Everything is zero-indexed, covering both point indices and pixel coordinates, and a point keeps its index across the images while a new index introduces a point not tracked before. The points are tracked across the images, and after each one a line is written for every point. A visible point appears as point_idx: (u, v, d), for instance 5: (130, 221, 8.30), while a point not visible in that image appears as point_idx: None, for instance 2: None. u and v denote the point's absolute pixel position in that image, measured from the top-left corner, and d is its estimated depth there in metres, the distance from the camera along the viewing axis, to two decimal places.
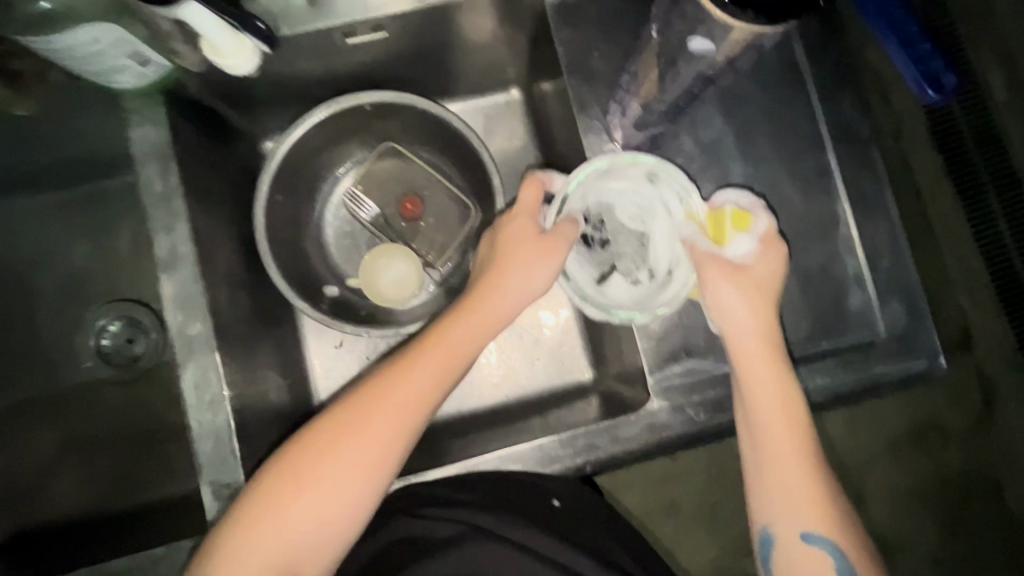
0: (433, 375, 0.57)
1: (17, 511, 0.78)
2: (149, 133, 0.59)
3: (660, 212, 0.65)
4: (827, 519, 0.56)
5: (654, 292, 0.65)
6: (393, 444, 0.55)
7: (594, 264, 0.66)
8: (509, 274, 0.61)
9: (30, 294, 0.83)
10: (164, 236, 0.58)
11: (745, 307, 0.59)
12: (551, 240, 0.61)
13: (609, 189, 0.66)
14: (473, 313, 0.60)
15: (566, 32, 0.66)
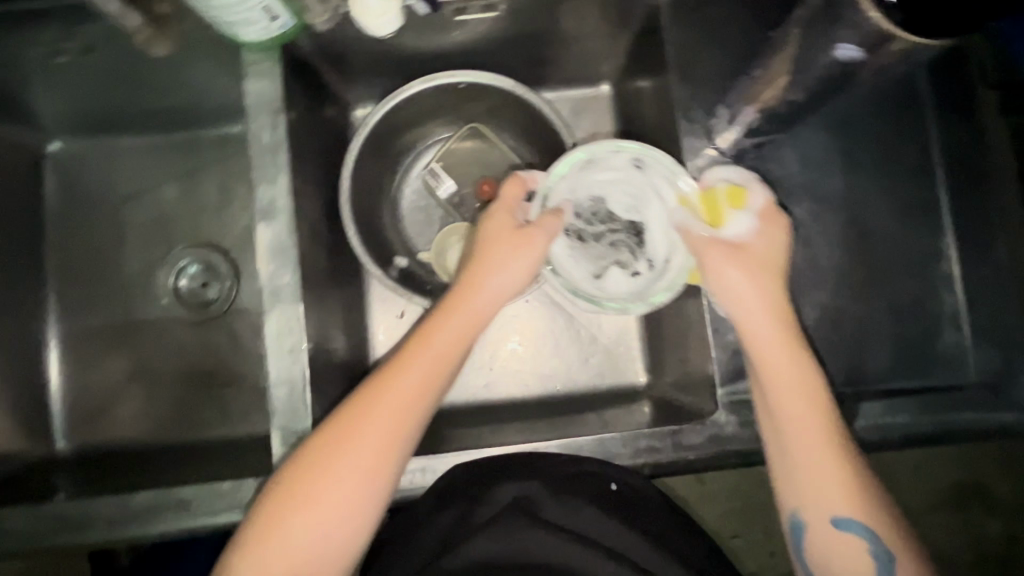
0: (428, 363, 0.59)
1: (87, 430, 0.83)
2: (265, 86, 0.60)
3: (649, 197, 0.65)
4: (860, 504, 0.55)
5: (657, 279, 0.65)
6: (401, 432, 0.57)
7: (593, 259, 0.66)
8: (493, 273, 0.61)
9: (121, 228, 0.87)
10: (266, 186, 0.60)
11: (751, 290, 0.58)
12: (528, 233, 0.62)
13: (597, 182, 0.66)
14: (457, 307, 0.61)
15: (682, 28, 0.63)
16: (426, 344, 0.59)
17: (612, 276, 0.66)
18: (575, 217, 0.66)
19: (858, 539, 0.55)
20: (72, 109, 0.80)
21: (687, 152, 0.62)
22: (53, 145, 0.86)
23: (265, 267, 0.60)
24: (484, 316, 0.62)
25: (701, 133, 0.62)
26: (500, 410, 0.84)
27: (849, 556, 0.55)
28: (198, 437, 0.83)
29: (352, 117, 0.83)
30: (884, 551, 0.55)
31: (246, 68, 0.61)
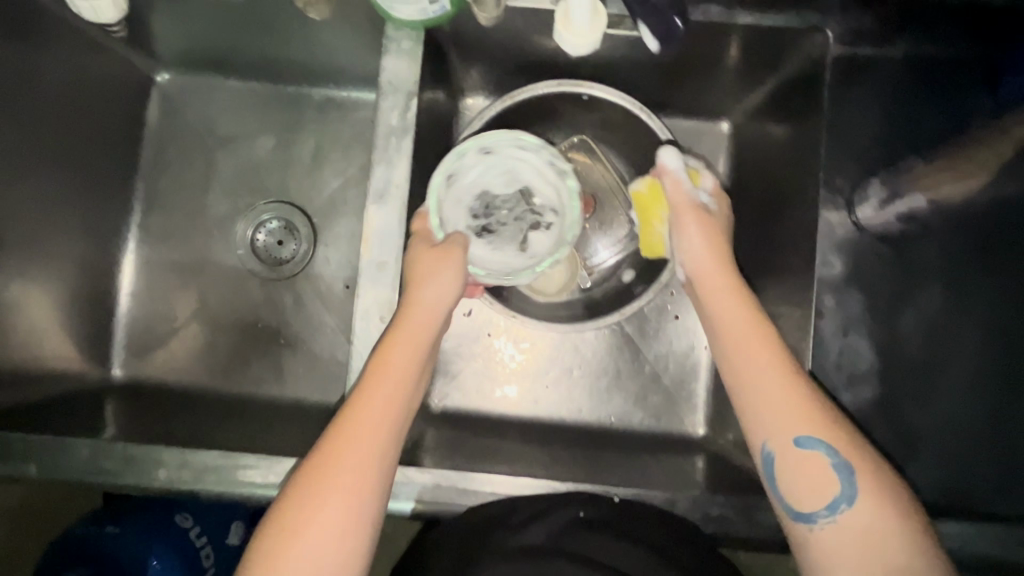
0: (395, 378, 0.56)
1: (143, 362, 0.84)
2: (405, 66, 0.58)
3: (525, 165, 0.70)
4: (823, 421, 0.52)
5: (565, 222, 0.70)
6: (376, 451, 0.53)
7: (510, 238, 0.71)
8: (432, 285, 0.59)
9: (211, 171, 0.87)
10: (384, 168, 0.59)
11: (700, 254, 0.62)
12: (451, 245, 0.61)
13: (474, 185, 0.70)
14: (406, 324, 0.58)
15: (845, 87, 0.59)
16: (384, 367, 0.56)
17: (535, 240, 0.71)
18: (475, 217, 0.70)
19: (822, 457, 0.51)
20: (190, 45, 0.80)
21: (819, 217, 0.58)
22: (162, 76, 0.86)
23: (371, 251, 0.59)
24: (435, 326, 0.59)
25: (840, 202, 0.58)
26: (548, 431, 0.81)
27: (815, 477, 0.51)
28: (249, 393, 0.82)
29: (460, 104, 0.81)
30: (848, 469, 0.51)
31: (387, 44, 0.59)
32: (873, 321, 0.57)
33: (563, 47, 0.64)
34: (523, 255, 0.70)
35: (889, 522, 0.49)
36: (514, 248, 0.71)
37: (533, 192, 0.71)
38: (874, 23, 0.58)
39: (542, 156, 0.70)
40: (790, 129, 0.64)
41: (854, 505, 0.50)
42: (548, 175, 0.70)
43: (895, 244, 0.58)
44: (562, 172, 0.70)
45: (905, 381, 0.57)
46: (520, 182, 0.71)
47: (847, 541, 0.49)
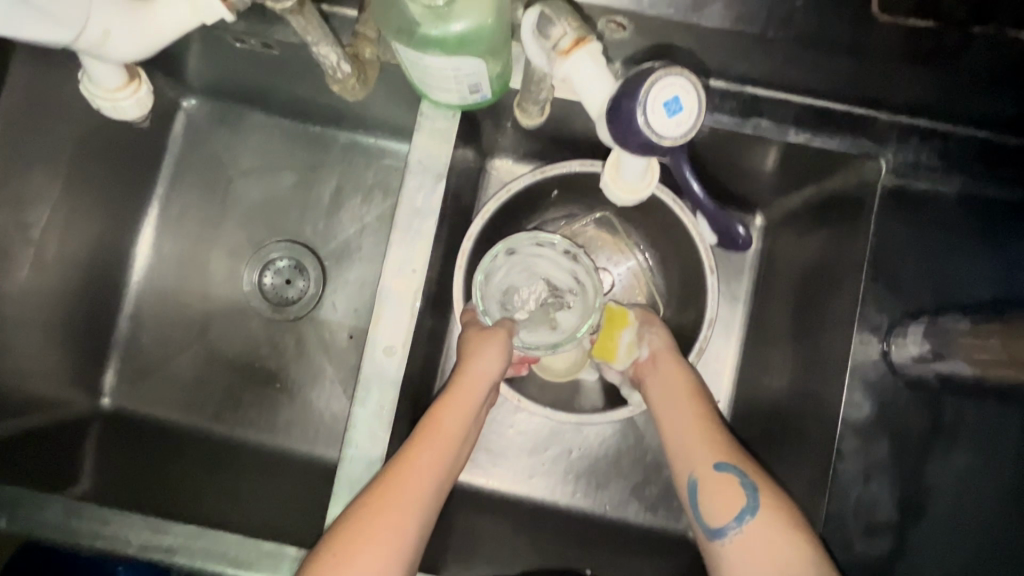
0: (447, 440, 0.58)
1: (134, 392, 0.81)
2: (437, 148, 0.57)
3: (544, 259, 0.68)
4: (733, 449, 0.59)
5: (588, 295, 0.68)
6: (416, 515, 0.54)
7: (540, 319, 0.67)
8: (479, 358, 0.63)
9: (228, 202, 0.85)
10: (404, 250, 0.57)
11: (667, 347, 0.68)
12: (496, 329, 0.64)
13: (499, 284, 0.68)
14: (458, 392, 0.61)
15: (895, 219, 0.55)
16: (435, 428, 0.58)
17: (563, 318, 0.67)
18: (507, 312, 0.67)
19: (732, 476, 0.57)
20: (223, 78, 0.79)
21: (853, 354, 0.55)
22: (188, 101, 0.84)
23: (379, 332, 0.56)
24: (481, 398, 0.62)
25: (875, 340, 0.55)
26: (539, 513, 0.78)
27: (727, 495, 0.56)
28: (237, 437, 0.80)
29: (488, 164, 0.78)
30: (753, 485, 0.56)
31: (420, 121, 0.57)
32: (897, 472, 0.54)
33: (603, 192, 0.56)
34: (556, 331, 0.66)
35: (789, 536, 0.53)
36: (545, 327, 0.67)
37: (553, 280, 0.68)
38: (933, 157, 0.55)
39: (557, 246, 0.68)
40: (827, 248, 0.62)
41: (757, 516, 0.55)
42: (564, 262, 0.68)
43: (931, 395, 0.54)
44: (575, 256, 0.68)
45: (924, 542, 0.53)
46: (542, 273, 0.68)
47: (750, 550, 0.53)
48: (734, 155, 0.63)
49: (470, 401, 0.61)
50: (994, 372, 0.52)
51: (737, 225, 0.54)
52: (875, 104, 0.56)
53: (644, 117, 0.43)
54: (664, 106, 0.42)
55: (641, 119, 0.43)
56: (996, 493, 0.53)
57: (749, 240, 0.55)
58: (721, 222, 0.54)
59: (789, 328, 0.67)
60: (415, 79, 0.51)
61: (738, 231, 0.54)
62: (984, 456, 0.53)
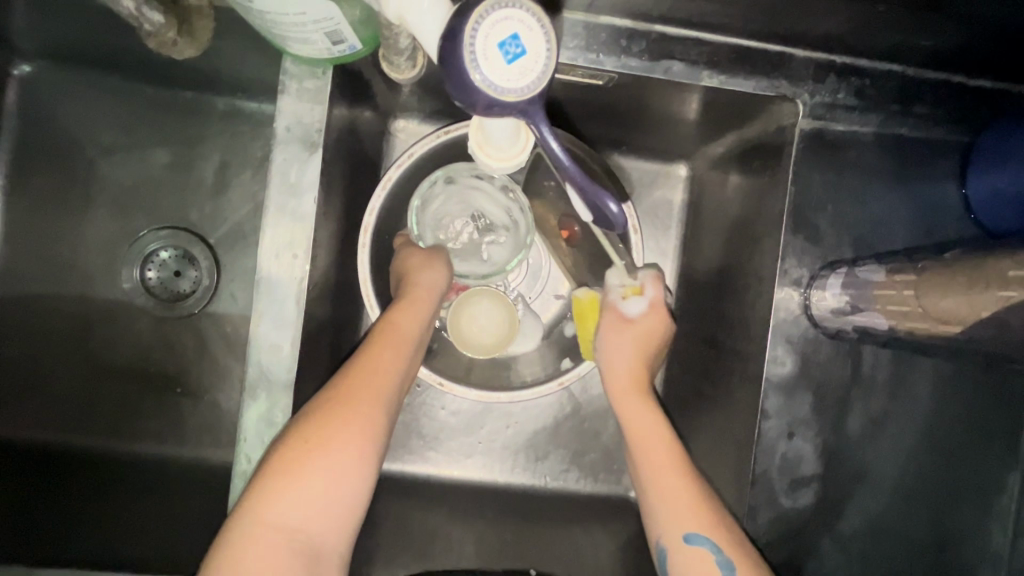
0: (407, 341, 0.56)
1: (9, 415, 0.72)
2: (308, 112, 0.48)
3: (479, 191, 0.66)
4: (709, 517, 0.52)
5: (519, 233, 0.66)
6: (383, 400, 0.52)
7: (473, 251, 0.68)
8: (430, 267, 0.60)
9: (92, 189, 0.74)
10: (281, 235, 0.49)
11: (625, 360, 0.63)
12: (434, 252, 0.62)
13: (436, 212, 0.67)
14: (414, 295, 0.58)
15: (812, 165, 0.53)
16: (392, 327, 0.56)
17: (493, 251, 0.68)
18: (441, 241, 0.67)
19: (705, 552, 0.51)
20: (54, 39, 0.66)
21: (776, 306, 0.54)
22: (21, 70, 0.70)
23: (261, 331, 0.49)
24: (437, 299, 0.60)
25: (797, 293, 0.54)
26: (479, 492, 0.75)
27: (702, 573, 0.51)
28: (139, 451, 0.72)
29: (391, 125, 0.70)
30: (728, 564, 0.50)
31: (285, 81, 0.48)
32: (819, 425, 0.54)
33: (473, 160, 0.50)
34: (486, 264, 0.68)
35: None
36: (478, 258, 0.68)
37: (488, 214, 0.67)
38: (849, 97, 0.52)
39: (495, 180, 0.65)
40: (748, 200, 0.59)
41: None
42: (500, 198, 0.66)
43: (853, 348, 0.53)
44: (511, 192, 0.65)
45: (844, 488, 0.54)
46: (477, 206, 0.67)
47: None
48: (650, 102, 0.57)
49: (427, 304, 0.58)
50: (908, 321, 0.52)
51: (610, 202, 0.45)
52: (792, 39, 0.51)
53: (479, 72, 0.36)
54: (505, 41, 0.36)
55: (475, 75, 0.36)
56: (910, 436, 0.54)
57: (623, 219, 0.46)
58: (595, 201, 0.45)
59: (714, 284, 0.64)
60: (264, 29, 0.43)
61: (611, 209, 0.45)
62: (898, 401, 0.54)
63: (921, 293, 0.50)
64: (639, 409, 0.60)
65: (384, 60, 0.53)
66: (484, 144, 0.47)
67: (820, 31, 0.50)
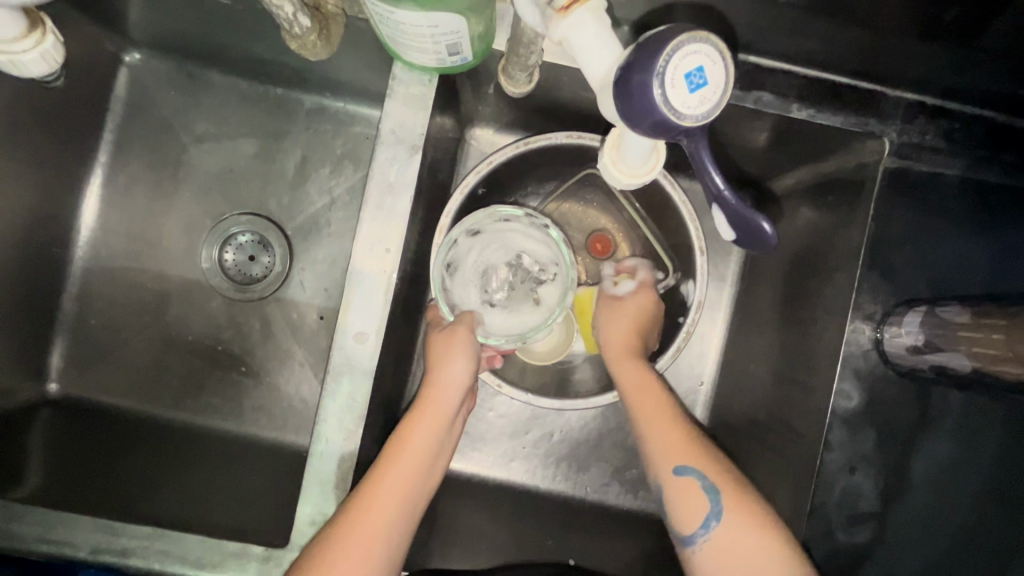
0: (414, 461, 0.55)
1: (84, 379, 0.75)
2: (413, 116, 0.51)
3: (513, 233, 0.64)
4: (697, 452, 0.56)
5: (565, 268, 0.64)
6: (392, 523, 0.52)
7: (523, 298, 0.64)
8: (447, 368, 0.59)
9: (182, 173, 0.78)
10: (376, 228, 0.52)
11: (621, 329, 0.65)
12: (456, 327, 0.60)
13: (472, 269, 0.64)
14: (428, 407, 0.58)
15: (895, 202, 0.53)
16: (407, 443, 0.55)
17: (544, 292, 0.64)
18: (483, 300, 0.64)
19: (693, 479, 0.54)
20: (167, 31, 0.71)
21: (847, 341, 0.54)
22: (132, 57, 0.75)
23: (349, 319, 0.52)
24: (453, 409, 0.59)
25: (869, 328, 0.54)
26: (521, 498, 0.76)
27: (690, 503, 0.54)
28: (200, 425, 0.75)
29: (468, 133, 0.73)
30: (714, 488, 0.53)
31: (393, 85, 0.52)
32: (883, 463, 0.53)
33: (601, 173, 0.48)
34: (540, 309, 0.64)
35: (758, 537, 0.51)
36: (528, 306, 0.64)
37: (529, 254, 0.65)
38: (937, 138, 0.53)
39: (523, 218, 0.64)
40: (820, 232, 0.59)
41: (722, 521, 0.52)
42: (536, 235, 0.64)
43: (922, 388, 0.53)
44: (545, 227, 0.64)
45: (904, 529, 0.53)
46: (514, 248, 0.65)
47: (724, 555, 0.51)
48: (730, 129, 0.59)
49: (442, 417, 0.58)
50: (994, 365, 0.50)
51: (761, 220, 0.42)
52: (882, 78, 0.53)
53: (659, 87, 0.36)
54: (685, 78, 0.36)
55: (656, 89, 0.36)
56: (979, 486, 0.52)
57: (773, 240, 0.43)
58: (746, 222, 0.42)
59: (777, 312, 0.65)
60: (385, 36, 0.46)
61: (761, 226, 0.42)
62: (968, 449, 0.52)
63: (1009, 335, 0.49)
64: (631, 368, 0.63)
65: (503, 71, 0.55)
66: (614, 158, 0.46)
67: (907, 72, 0.52)
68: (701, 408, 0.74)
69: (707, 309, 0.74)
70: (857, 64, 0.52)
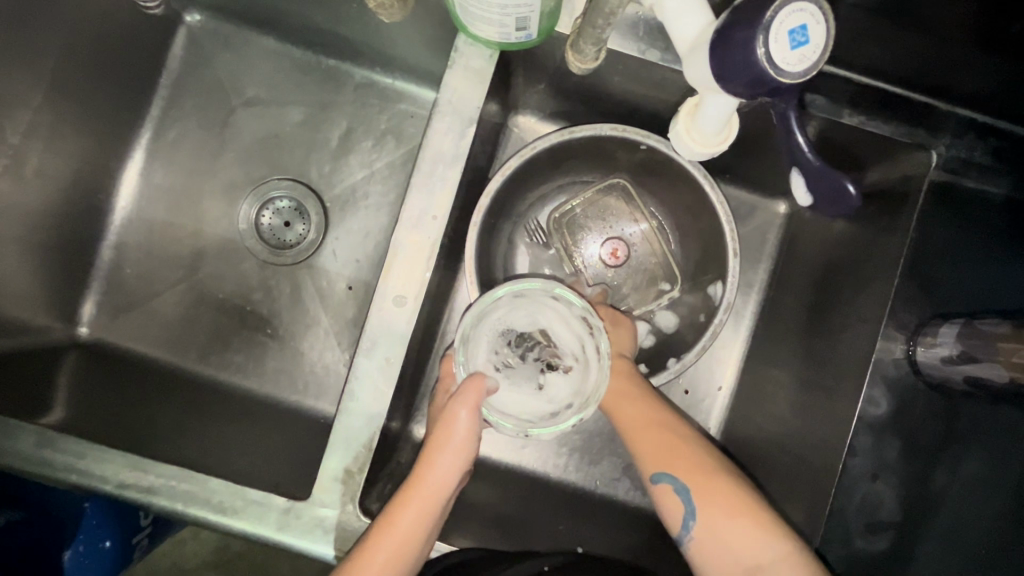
0: (399, 544, 0.50)
1: (114, 327, 0.76)
2: (471, 90, 0.53)
3: (551, 312, 0.61)
4: (677, 458, 0.55)
5: (588, 370, 0.61)
6: None
7: (527, 377, 0.61)
8: (444, 444, 0.53)
9: (228, 134, 0.80)
10: (424, 195, 0.53)
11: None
12: (462, 391, 0.54)
13: (495, 327, 0.61)
14: (423, 481, 0.53)
15: (936, 218, 0.53)
16: (364, 560, 0.49)
17: (553, 382, 0.61)
18: (493, 365, 0.60)
19: (668, 485, 0.54)
20: None
21: (878, 352, 0.54)
22: (192, 17, 0.77)
23: (391, 281, 0.53)
24: (449, 486, 0.53)
25: (901, 338, 0.54)
26: (530, 485, 0.76)
27: (669, 507, 0.54)
28: (222, 382, 0.76)
29: (511, 120, 0.73)
30: (686, 490, 0.53)
31: (455, 58, 0.53)
32: (906, 475, 0.53)
33: (673, 142, 0.52)
34: (541, 398, 0.60)
35: (732, 526, 0.51)
36: (530, 390, 0.60)
37: (557, 339, 0.62)
38: (986, 156, 0.53)
39: (573, 308, 0.61)
40: (859, 242, 0.60)
41: (699, 520, 0.52)
42: (576, 326, 0.61)
43: (952, 400, 0.53)
44: (590, 327, 0.61)
45: (925, 543, 0.53)
46: (543, 326, 0.62)
47: (708, 552, 0.51)
48: None
49: (434, 498, 0.52)
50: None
51: (848, 183, 0.47)
52: (936, 90, 0.53)
53: (765, 46, 0.38)
54: (788, 34, 0.37)
55: (762, 48, 0.38)
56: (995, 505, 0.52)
57: (858, 201, 0.48)
58: (835, 185, 0.48)
59: (807, 319, 0.65)
60: (457, 6, 0.47)
61: (849, 189, 0.48)
62: (991, 469, 0.52)
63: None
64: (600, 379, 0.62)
65: (569, 45, 0.55)
66: (687, 124, 0.50)
67: (961, 88, 0.53)
68: (719, 412, 0.73)
69: (733, 315, 0.74)
70: (913, 77, 0.53)
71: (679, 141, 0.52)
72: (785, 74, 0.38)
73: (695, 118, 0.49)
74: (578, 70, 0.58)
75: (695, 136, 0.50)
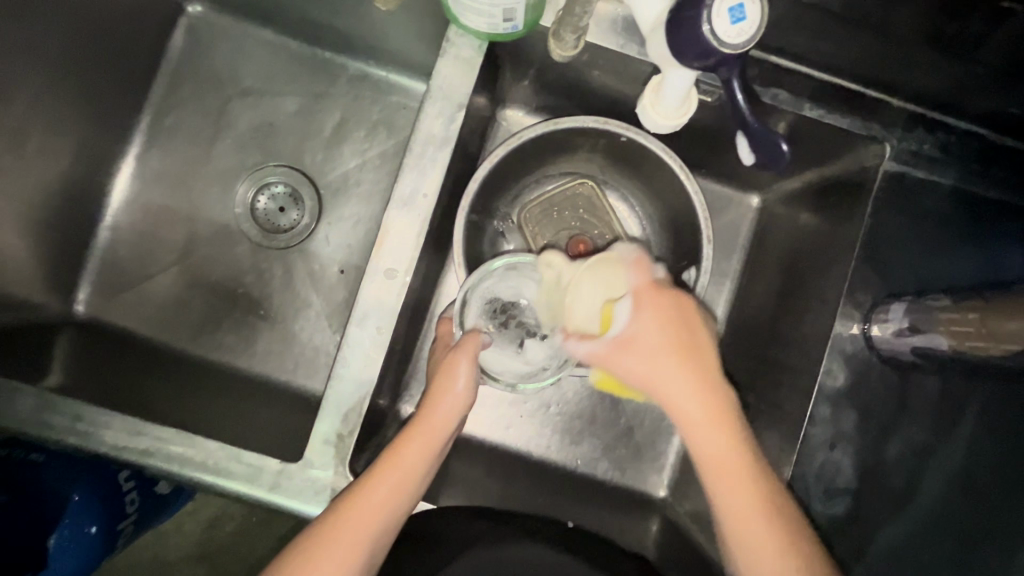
0: (404, 470, 0.53)
1: (110, 305, 0.78)
2: (460, 76, 0.57)
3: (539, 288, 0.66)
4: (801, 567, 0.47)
5: None
6: (377, 525, 0.51)
7: (510, 340, 0.66)
8: (446, 382, 0.58)
9: (226, 122, 0.83)
10: (415, 174, 0.56)
11: (697, 400, 0.50)
12: (458, 348, 0.58)
13: (487, 295, 0.65)
14: (426, 416, 0.57)
15: (888, 204, 0.58)
16: (368, 492, 0.51)
17: (532, 347, 0.66)
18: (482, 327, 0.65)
19: None
20: None
21: (835, 335, 0.58)
22: (193, 8, 0.81)
23: (381, 255, 0.56)
24: (450, 422, 0.57)
25: (856, 318, 0.58)
26: (512, 463, 0.79)
27: None
28: (214, 361, 0.78)
29: (499, 113, 0.77)
30: None
31: (445, 48, 0.57)
32: (861, 441, 0.57)
33: (641, 116, 0.57)
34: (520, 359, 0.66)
35: None
36: (511, 351, 0.66)
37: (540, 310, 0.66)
38: (933, 148, 0.58)
39: None
40: (822, 230, 0.64)
41: None
42: None
43: (902, 371, 0.57)
44: None
45: (878, 506, 0.57)
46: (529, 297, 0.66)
47: None
48: None
49: (437, 433, 0.56)
50: (970, 343, 0.54)
51: (783, 140, 0.48)
52: (887, 87, 0.58)
53: (708, 23, 0.43)
54: (728, 11, 0.42)
55: (706, 25, 0.43)
56: (954, 475, 0.55)
57: (788, 160, 0.49)
58: (770, 143, 0.49)
59: (776, 303, 0.69)
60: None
61: (783, 146, 0.48)
62: (938, 437, 0.56)
63: (985, 315, 0.53)
64: (702, 426, 0.50)
65: (553, 36, 0.59)
66: (652, 102, 0.55)
67: (910, 86, 0.58)
68: None
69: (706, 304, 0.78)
70: (868, 74, 0.58)
71: (648, 120, 0.56)
72: (725, 46, 0.43)
73: (658, 95, 0.54)
74: (561, 59, 0.62)
75: (658, 115, 0.54)
